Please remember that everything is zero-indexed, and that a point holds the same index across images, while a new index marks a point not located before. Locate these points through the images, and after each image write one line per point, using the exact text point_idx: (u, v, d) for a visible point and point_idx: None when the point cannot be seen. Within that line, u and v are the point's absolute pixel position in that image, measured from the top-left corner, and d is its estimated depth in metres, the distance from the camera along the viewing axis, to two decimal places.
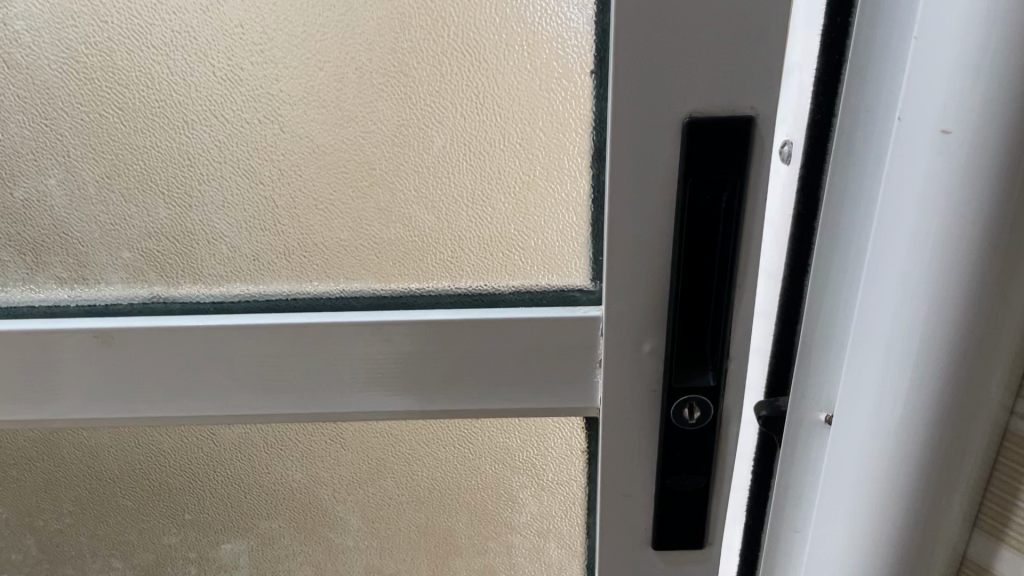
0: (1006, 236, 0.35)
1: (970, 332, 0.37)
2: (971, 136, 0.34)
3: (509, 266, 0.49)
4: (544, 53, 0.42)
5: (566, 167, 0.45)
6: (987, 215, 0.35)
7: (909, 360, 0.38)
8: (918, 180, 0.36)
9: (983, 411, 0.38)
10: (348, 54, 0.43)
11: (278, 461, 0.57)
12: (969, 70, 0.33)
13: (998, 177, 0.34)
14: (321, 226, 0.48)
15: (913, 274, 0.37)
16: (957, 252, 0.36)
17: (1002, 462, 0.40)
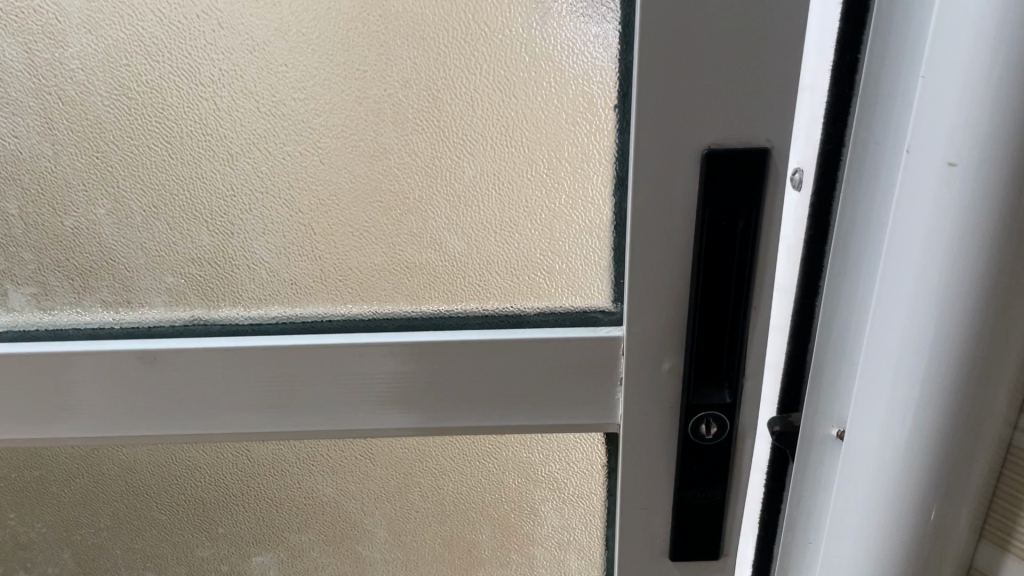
0: (1009, 260, 0.37)
1: (976, 351, 0.39)
2: (976, 168, 0.36)
3: (534, 289, 0.51)
4: (572, 89, 0.45)
5: (590, 195, 0.48)
6: (991, 241, 0.37)
7: (918, 377, 0.41)
8: (927, 208, 0.38)
9: (988, 426, 0.41)
10: (386, 91, 0.45)
11: (309, 476, 0.59)
12: (973, 107, 0.35)
13: (1002, 205, 0.36)
14: (355, 251, 0.51)
15: (922, 296, 0.39)
16: (963, 276, 0.38)
17: (1006, 475, 0.42)
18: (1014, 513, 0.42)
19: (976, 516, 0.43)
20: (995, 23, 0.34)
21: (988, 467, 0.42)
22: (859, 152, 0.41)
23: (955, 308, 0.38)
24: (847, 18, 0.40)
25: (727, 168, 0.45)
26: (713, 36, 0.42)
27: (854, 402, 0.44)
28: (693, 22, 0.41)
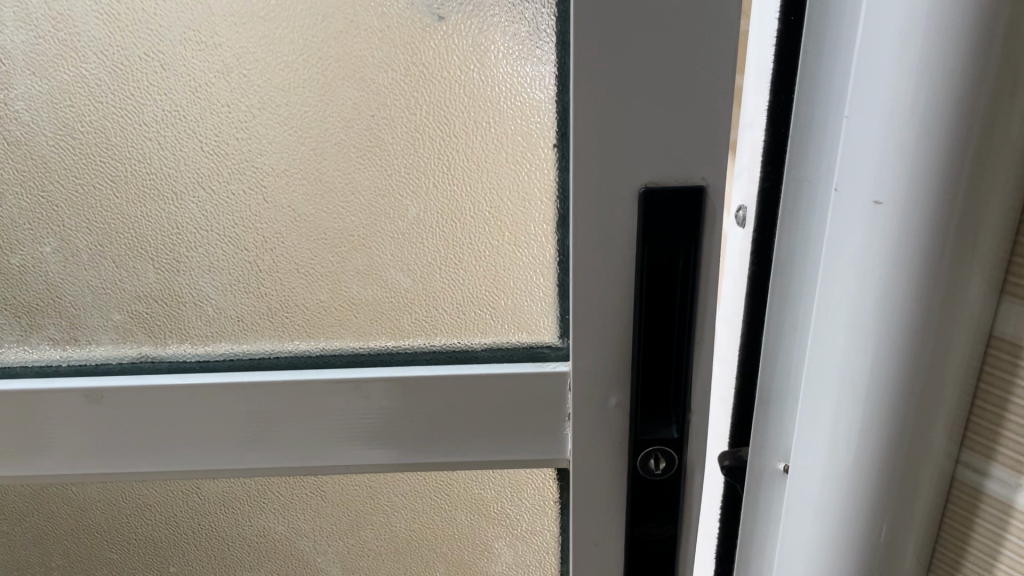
0: (940, 297, 0.36)
1: (912, 388, 0.38)
2: (902, 208, 0.35)
3: (481, 325, 0.52)
4: (510, 128, 0.46)
5: (532, 232, 0.49)
6: (921, 278, 0.36)
7: (856, 417, 0.40)
8: (857, 246, 0.37)
9: (929, 461, 0.40)
10: (328, 132, 0.46)
11: (260, 514, 0.59)
12: (897, 147, 0.35)
13: (929, 241, 0.35)
14: (303, 289, 0.51)
15: (856, 335, 0.38)
16: (895, 314, 0.37)
17: (951, 509, 0.41)
18: (961, 548, 0.42)
19: (923, 550, 0.43)
20: (914, 60, 0.33)
21: (932, 502, 0.41)
22: (794, 190, 0.41)
23: (887, 347, 0.38)
24: (781, 60, 0.41)
25: (666, 205, 0.45)
26: (645, 77, 0.42)
27: (795, 441, 0.44)
28: (626, 64, 0.42)
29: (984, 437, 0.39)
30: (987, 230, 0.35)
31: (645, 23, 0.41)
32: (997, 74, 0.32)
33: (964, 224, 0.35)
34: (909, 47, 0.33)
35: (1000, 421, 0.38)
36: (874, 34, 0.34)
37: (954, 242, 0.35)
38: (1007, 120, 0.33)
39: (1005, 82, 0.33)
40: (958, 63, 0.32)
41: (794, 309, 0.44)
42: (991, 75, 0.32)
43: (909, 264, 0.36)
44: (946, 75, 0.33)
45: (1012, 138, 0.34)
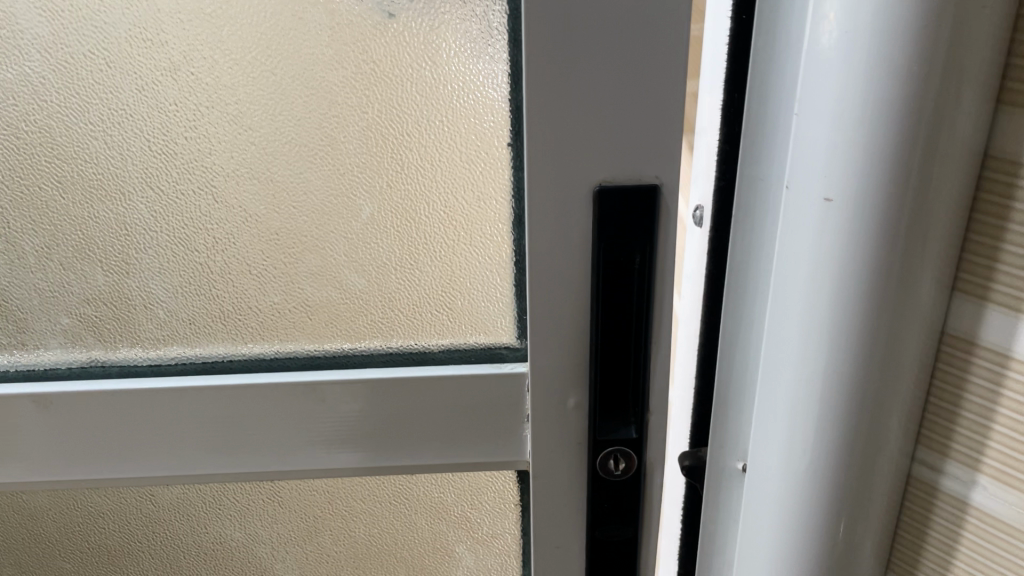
0: (892, 294, 0.36)
1: (866, 386, 0.38)
2: (852, 205, 0.35)
3: (437, 326, 0.51)
4: (464, 126, 0.45)
5: (487, 232, 0.48)
6: (873, 274, 0.36)
7: (810, 413, 0.40)
8: (811, 243, 0.37)
9: (886, 458, 0.40)
10: (278, 129, 0.45)
11: (216, 520, 0.59)
12: (846, 145, 0.35)
13: (880, 238, 0.35)
14: (255, 291, 0.50)
15: (809, 334, 0.38)
16: (848, 311, 0.37)
17: (908, 505, 0.41)
18: (919, 544, 0.42)
19: (882, 548, 0.43)
20: (861, 55, 0.33)
21: (890, 499, 0.41)
22: (747, 187, 0.41)
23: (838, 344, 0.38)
24: (734, 60, 0.41)
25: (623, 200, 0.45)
26: (596, 74, 0.42)
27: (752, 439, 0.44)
28: (578, 60, 0.42)
29: (940, 433, 0.39)
30: (939, 223, 0.35)
31: (595, 20, 0.41)
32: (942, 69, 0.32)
33: (916, 219, 0.35)
34: (856, 43, 0.33)
35: (955, 416, 0.38)
36: (823, 29, 0.34)
37: (906, 237, 0.35)
38: (954, 116, 0.33)
39: (952, 78, 0.33)
40: (904, 59, 0.32)
41: (750, 308, 0.44)
42: (937, 71, 0.32)
43: (859, 260, 0.36)
44: (892, 71, 0.33)
45: (960, 135, 0.34)
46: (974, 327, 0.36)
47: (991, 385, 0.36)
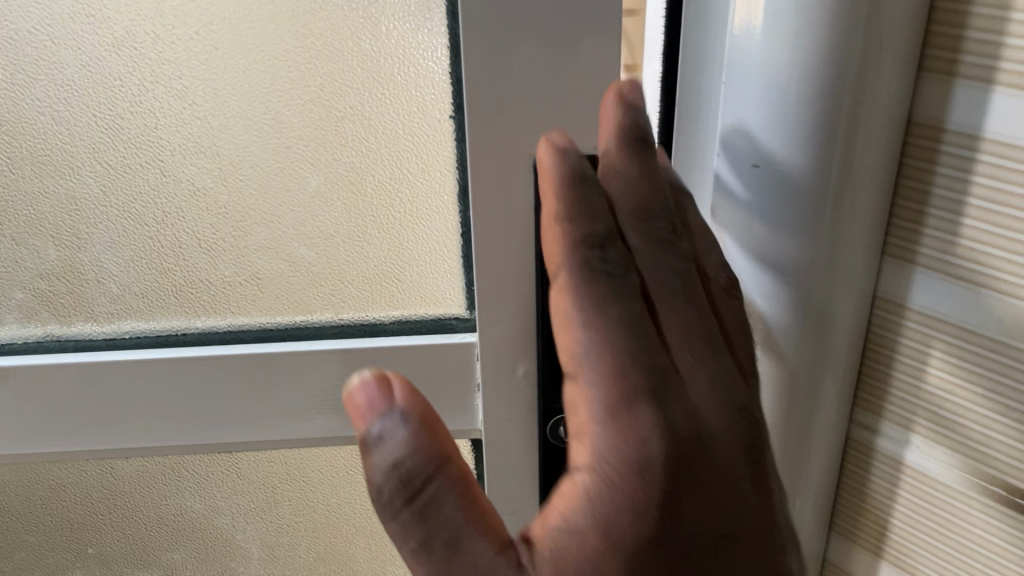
0: (825, 252, 0.39)
1: (801, 339, 0.41)
2: (778, 170, 0.38)
3: (388, 298, 0.52)
4: (405, 98, 0.46)
5: (432, 204, 0.49)
6: (805, 234, 0.38)
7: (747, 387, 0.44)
8: (738, 210, 0.40)
9: (825, 408, 0.43)
10: (223, 102, 0.46)
11: (176, 491, 0.60)
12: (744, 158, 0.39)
13: (808, 199, 0.38)
14: (206, 264, 0.51)
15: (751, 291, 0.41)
16: (781, 268, 0.40)
17: (850, 453, 0.46)
18: (861, 488, 0.46)
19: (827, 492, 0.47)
20: (786, 26, 0.35)
21: (829, 466, 0.45)
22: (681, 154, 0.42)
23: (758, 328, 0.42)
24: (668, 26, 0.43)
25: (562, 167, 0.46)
26: (532, 44, 0.43)
27: None
28: (513, 32, 0.42)
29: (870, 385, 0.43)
30: (865, 197, 0.38)
31: None
32: (858, 69, 0.35)
33: (844, 181, 0.37)
34: (765, 61, 0.36)
35: (890, 378, 0.42)
36: (738, 40, 0.37)
37: (835, 199, 0.38)
38: (875, 85, 0.35)
39: (872, 51, 0.35)
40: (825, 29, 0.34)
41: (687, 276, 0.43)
42: (857, 47, 0.34)
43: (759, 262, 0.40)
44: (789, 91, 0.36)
45: (881, 102, 0.36)
46: (901, 286, 0.40)
47: (919, 346, 0.40)
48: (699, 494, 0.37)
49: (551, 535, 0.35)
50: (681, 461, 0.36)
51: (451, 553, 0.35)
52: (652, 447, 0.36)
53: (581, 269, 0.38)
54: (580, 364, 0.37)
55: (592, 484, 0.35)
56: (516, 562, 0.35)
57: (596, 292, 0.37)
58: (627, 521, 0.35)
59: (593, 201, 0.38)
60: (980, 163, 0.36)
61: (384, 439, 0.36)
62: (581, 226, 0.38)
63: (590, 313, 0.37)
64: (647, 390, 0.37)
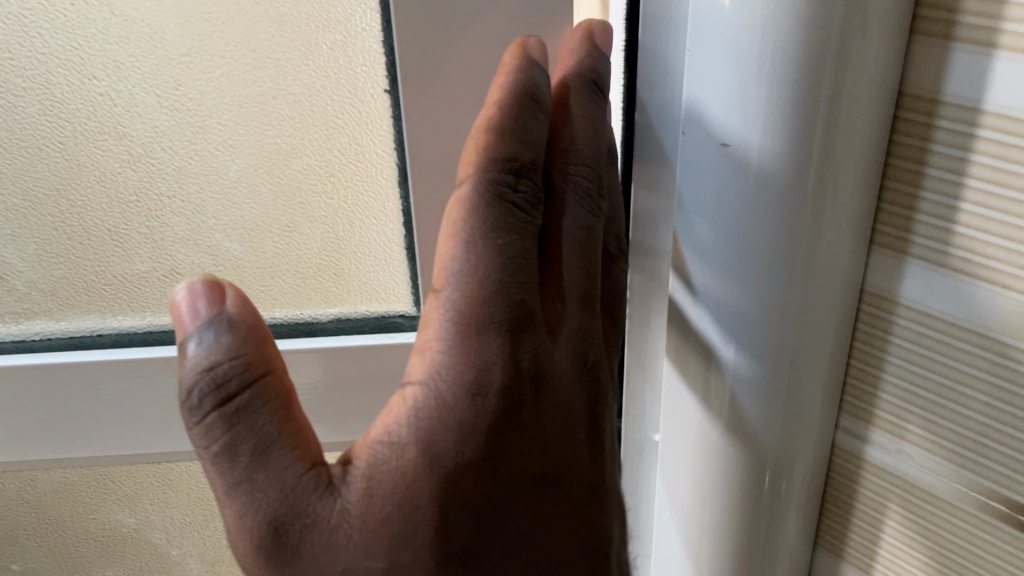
0: (804, 256, 0.30)
1: (773, 361, 0.33)
2: (750, 155, 0.29)
3: (324, 294, 0.47)
4: (336, 71, 0.40)
5: (371, 191, 0.44)
6: (784, 234, 0.30)
7: (710, 421, 0.35)
8: (704, 202, 0.31)
9: (805, 434, 0.35)
10: (124, 75, 0.40)
11: (104, 504, 0.54)
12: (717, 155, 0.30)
13: (790, 196, 0.29)
14: (119, 259, 0.46)
15: (718, 302, 0.33)
16: (753, 274, 0.31)
17: (839, 467, 0.39)
18: (850, 501, 0.39)
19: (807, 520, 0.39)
20: None
21: (812, 490, 0.38)
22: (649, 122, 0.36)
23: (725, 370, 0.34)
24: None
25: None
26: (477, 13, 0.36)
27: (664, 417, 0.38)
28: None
29: (857, 396, 0.36)
30: (850, 187, 0.30)
31: None
32: (842, 33, 0.26)
33: (824, 174, 0.29)
34: (740, 23, 0.27)
35: (878, 384, 0.36)
36: None
37: (819, 195, 0.29)
38: (864, 53, 0.27)
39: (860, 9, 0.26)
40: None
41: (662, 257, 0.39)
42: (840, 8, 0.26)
43: (732, 287, 0.32)
44: (770, 61, 0.27)
45: (870, 73, 0.27)
46: (893, 283, 0.33)
47: (912, 351, 0.34)
48: (525, 438, 0.34)
49: (370, 447, 0.33)
50: (515, 411, 0.33)
51: (257, 458, 0.32)
52: (492, 380, 0.32)
53: (489, 194, 0.32)
54: (446, 279, 0.32)
55: (418, 411, 0.32)
56: (326, 482, 0.32)
57: (488, 217, 0.32)
58: (446, 450, 0.32)
59: (535, 125, 0.32)
60: (980, 140, 0.28)
61: (200, 346, 0.32)
62: (507, 133, 0.31)
63: (466, 244, 0.32)
64: (501, 322, 0.32)
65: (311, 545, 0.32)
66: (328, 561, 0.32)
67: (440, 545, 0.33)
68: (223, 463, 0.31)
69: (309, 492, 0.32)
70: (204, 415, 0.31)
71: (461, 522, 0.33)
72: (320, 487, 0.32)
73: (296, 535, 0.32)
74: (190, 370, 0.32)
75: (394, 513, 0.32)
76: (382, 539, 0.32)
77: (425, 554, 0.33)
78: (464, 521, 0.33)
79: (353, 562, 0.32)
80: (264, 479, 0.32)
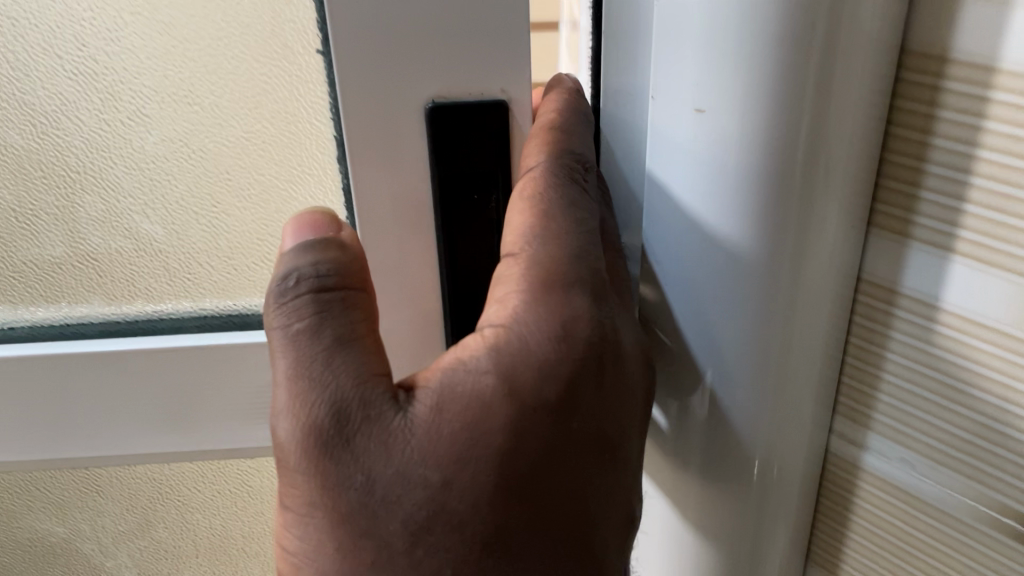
0: (791, 219, 0.33)
1: (766, 315, 0.35)
2: (724, 118, 0.32)
3: (258, 283, 0.43)
4: (261, 30, 0.36)
5: (305, 167, 0.40)
6: (764, 196, 0.33)
7: (729, 384, 0.38)
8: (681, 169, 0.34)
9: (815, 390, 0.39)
10: (22, 32, 0.36)
11: (25, 515, 0.56)
12: (667, 221, 0.36)
13: (769, 160, 0.32)
14: (30, 242, 0.43)
15: (703, 265, 0.35)
16: (745, 236, 0.34)
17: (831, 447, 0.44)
18: (851, 478, 0.44)
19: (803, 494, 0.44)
20: None
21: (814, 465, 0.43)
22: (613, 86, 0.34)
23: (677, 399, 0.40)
24: None
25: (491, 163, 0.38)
26: None
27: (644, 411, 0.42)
28: None
29: (858, 363, 0.41)
30: (841, 152, 0.33)
31: None
32: None
33: (818, 135, 0.32)
34: (688, 112, 0.33)
35: (883, 362, 0.40)
36: None
37: (805, 159, 0.32)
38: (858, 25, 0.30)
39: None
40: None
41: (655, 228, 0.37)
42: None
43: (694, 291, 0.36)
44: (732, 145, 0.32)
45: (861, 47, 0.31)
46: (897, 262, 0.37)
47: (920, 346, 0.38)
48: (601, 394, 0.34)
49: (441, 372, 0.33)
50: (594, 366, 0.34)
51: (334, 348, 0.32)
52: (580, 332, 0.33)
53: (559, 172, 0.35)
54: (527, 238, 0.34)
55: (500, 346, 0.33)
56: (395, 395, 0.33)
57: (553, 188, 0.35)
58: (528, 386, 0.32)
59: (575, 139, 0.36)
60: (987, 134, 0.32)
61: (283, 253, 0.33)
62: (559, 155, 0.36)
63: (541, 214, 0.34)
64: (586, 278, 0.34)
65: (365, 451, 0.32)
66: (382, 471, 0.32)
67: (505, 483, 0.32)
68: (302, 342, 0.32)
69: (378, 395, 0.32)
70: (297, 295, 0.32)
71: (533, 450, 0.33)
72: (398, 403, 0.32)
73: (355, 425, 0.32)
74: (293, 260, 0.33)
75: (463, 431, 0.32)
76: (455, 462, 0.32)
77: (487, 482, 0.32)
78: (530, 463, 0.33)
79: (406, 469, 0.32)
80: (340, 368, 0.32)
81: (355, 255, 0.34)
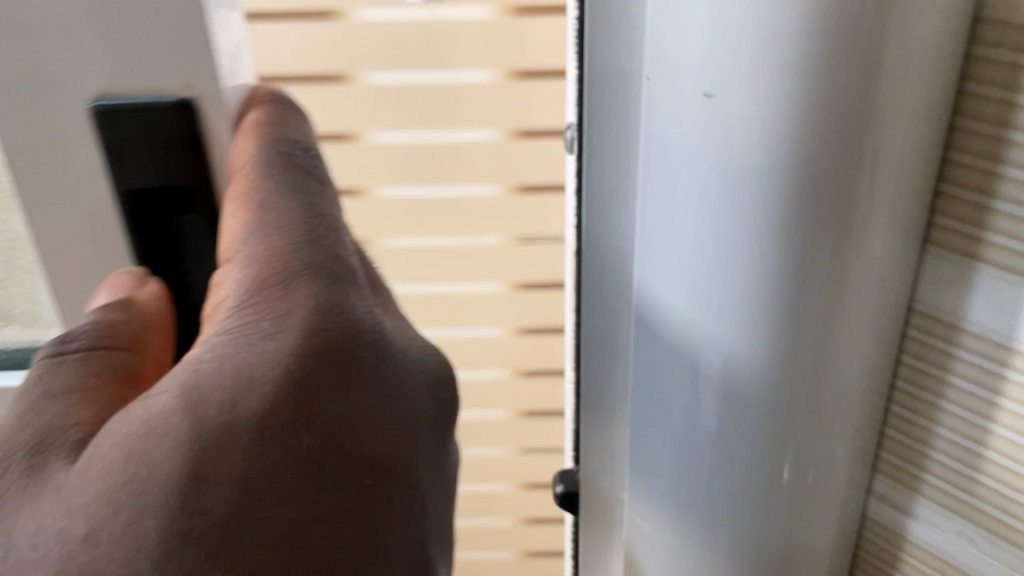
0: (828, 230, 0.27)
1: (793, 348, 0.29)
2: (742, 103, 0.25)
3: None
4: None
5: None
6: (793, 203, 0.26)
7: (743, 436, 0.31)
8: (685, 174, 0.27)
9: (847, 445, 0.32)
10: None
11: None
12: (666, 252, 0.29)
13: (798, 157, 0.26)
14: None
15: (715, 294, 0.29)
16: (767, 255, 0.27)
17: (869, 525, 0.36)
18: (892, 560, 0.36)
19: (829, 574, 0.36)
20: None
21: (843, 541, 0.36)
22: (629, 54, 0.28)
23: (672, 458, 0.33)
24: None
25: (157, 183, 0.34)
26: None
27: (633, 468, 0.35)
28: None
29: (905, 418, 0.33)
30: (893, 148, 0.26)
31: None
32: None
33: (862, 122, 0.25)
34: (697, 134, 0.27)
35: (936, 418, 0.32)
36: None
37: (841, 154, 0.26)
38: None
39: None
40: None
41: (655, 249, 0.30)
42: None
43: (704, 328, 0.30)
44: (758, 179, 0.26)
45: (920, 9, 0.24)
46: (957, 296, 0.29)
47: (985, 399, 0.30)
48: (334, 402, 0.31)
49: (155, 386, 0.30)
50: (315, 383, 0.31)
51: (35, 403, 0.30)
52: (294, 317, 0.31)
53: (262, 157, 0.33)
54: (240, 234, 0.32)
55: (202, 359, 0.30)
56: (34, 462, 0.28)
57: (247, 174, 0.33)
58: (212, 402, 0.29)
59: (287, 138, 0.34)
60: None
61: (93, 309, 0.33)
62: (274, 139, 0.34)
63: (246, 199, 0.32)
64: (316, 267, 0.32)
65: (26, 525, 0.28)
66: (23, 530, 0.27)
67: (183, 535, 0.27)
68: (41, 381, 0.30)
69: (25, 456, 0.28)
70: (41, 351, 0.31)
71: (226, 484, 0.28)
72: (79, 452, 0.29)
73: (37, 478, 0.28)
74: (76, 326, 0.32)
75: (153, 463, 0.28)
76: (109, 504, 0.27)
77: (149, 529, 0.27)
78: (223, 500, 0.28)
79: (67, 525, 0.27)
80: (36, 420, 0.29)
81: (132, 313, 0.33)
